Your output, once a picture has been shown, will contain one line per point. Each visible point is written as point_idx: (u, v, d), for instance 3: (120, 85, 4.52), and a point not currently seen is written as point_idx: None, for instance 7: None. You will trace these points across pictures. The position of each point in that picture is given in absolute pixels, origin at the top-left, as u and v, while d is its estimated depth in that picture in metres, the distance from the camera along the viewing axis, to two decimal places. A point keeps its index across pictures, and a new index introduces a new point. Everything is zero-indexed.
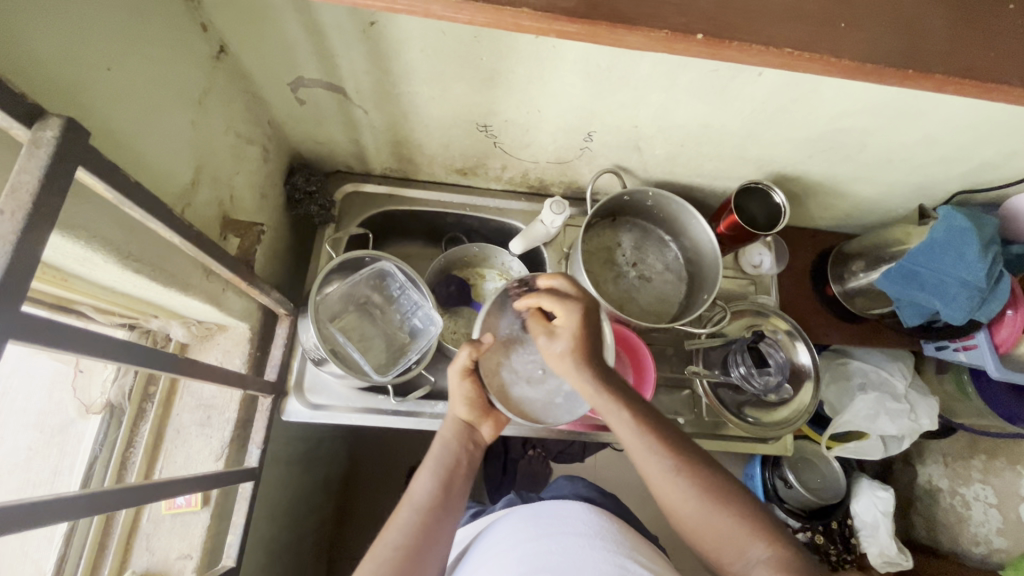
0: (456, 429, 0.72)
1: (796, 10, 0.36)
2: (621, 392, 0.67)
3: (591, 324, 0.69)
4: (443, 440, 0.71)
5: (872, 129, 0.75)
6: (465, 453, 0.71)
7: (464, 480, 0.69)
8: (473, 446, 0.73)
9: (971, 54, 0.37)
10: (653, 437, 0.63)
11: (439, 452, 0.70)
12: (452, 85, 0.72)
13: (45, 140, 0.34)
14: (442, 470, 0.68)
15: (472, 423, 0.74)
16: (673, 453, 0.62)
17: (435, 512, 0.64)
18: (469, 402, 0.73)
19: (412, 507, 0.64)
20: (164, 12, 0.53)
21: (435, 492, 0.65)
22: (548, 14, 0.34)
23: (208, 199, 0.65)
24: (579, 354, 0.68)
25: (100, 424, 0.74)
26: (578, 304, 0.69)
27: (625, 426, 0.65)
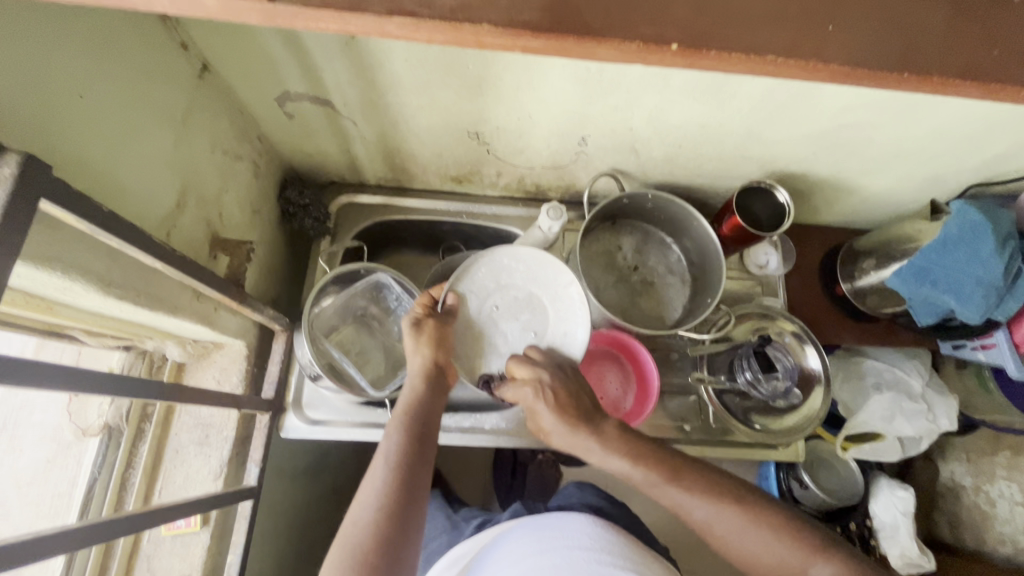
0: (419, 373, 0.68)
1: (780, 14, 0.33)
2: (636, 442, 0.64)
3: (560, 392, 0.66)
4: (411, 388, 0.67)
5: (878, 124, 0.72)
6: (431, 397, 0.67)
7: (434, 427, 0.64)
8: (441, 388, 0.69)
9: (973, 52, 0.34)
10: (677, 482, 0.61)
11: (407, 404, 0.65)
12: (440, 94, 0.70)
13: (3, 176, 0.33)
14: (408, 420, 0.63)
15: (443, 367, 0.70)
16: (702, 494, 0.61)
17: (406, 466, 0.59)
18: (434, 341, 0.70)
19: (383, 464, 0.59)
20: (138, 32, 0.52)
21: (407, 446, 0.61)
22: (511, 29, 0.32)
23: (195, 219, 0.64)
24: (564, 427, 0.64)
25: (98, 446, 0.74)
26: (529, 384, 0.67)
27: (645, 482, 0.63)
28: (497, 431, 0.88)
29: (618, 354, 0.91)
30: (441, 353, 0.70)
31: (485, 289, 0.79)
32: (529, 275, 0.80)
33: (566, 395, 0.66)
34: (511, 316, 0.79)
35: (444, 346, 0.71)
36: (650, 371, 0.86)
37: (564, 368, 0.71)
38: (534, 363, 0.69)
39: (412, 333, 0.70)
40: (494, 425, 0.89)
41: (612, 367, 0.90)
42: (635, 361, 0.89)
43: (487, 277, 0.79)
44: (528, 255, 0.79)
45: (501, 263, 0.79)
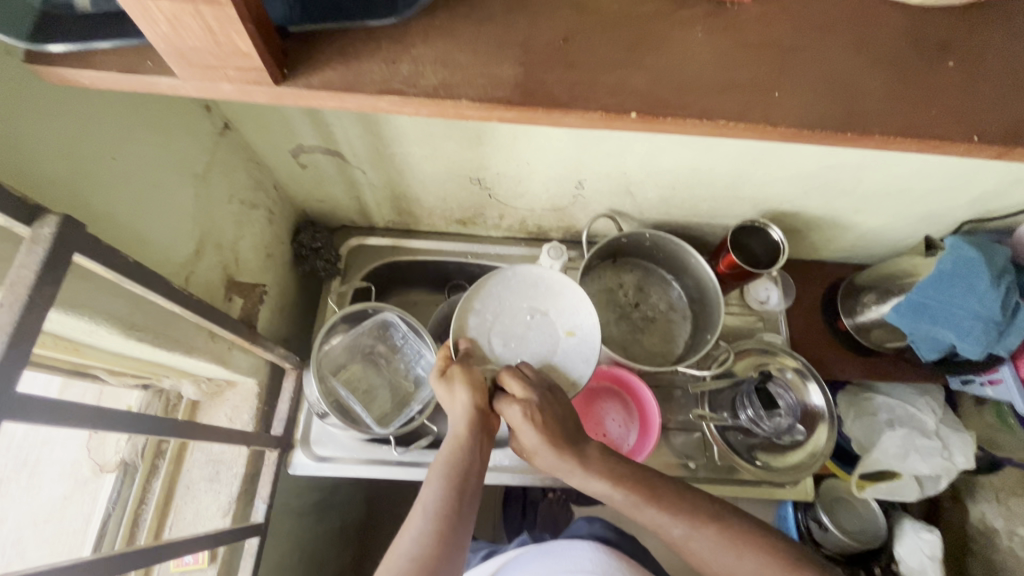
0: (472, 420, 0.66)
1: (730, 82, 0.37)
2: (662, 491, 0.63)
3: (547, 417, 0.65)
4: (456, 436, 0.66)
5: (864, 165, 0.74)
6: (478, 448, 0.66)
7: (475, 480, 0.64)
8: (487, 436, 0.68)
9: (914, 112, 0.37)
10: (712, 527, 0.60)
11: (450, 454, 0.64)
12: (442, 145, 0.75)
13: (43, 236, 0.37)
14: (450, 473, 0.62)
15: (488, 413, 0.68)
16: (734, 542, 0.59)
17: (447, 524, 0.58)
18: (473, 386, 0.67)
19: (421, 517, 0.58)
20: (166, 99, 0.57)
21: (446, 499, 0.60)
22: (486, 102, 0.36)
23: (212, 265, 0.69)
24: (549, 451, 0.65)
25: (114, 482, 0.77)
26: (518, 402, 0.66)
27: (624, 502, 0.63)
28: (500, 468, 0.88)
29: (614, 386, 0.92)
30: (480, 396, 0.67)
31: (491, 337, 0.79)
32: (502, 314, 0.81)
33: (552, 421, 0.65)
34: (516, 323, 0.81)
35: (481, 390, 0.68)
36: (647, 399, 0.88)
37: (551, 387, 0.70)
38: (526, 381, 0.68)
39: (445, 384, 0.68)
40: (497, 462, 0.89)
41: (614, 403, 0.91)
42: (630, 390, 0.91)
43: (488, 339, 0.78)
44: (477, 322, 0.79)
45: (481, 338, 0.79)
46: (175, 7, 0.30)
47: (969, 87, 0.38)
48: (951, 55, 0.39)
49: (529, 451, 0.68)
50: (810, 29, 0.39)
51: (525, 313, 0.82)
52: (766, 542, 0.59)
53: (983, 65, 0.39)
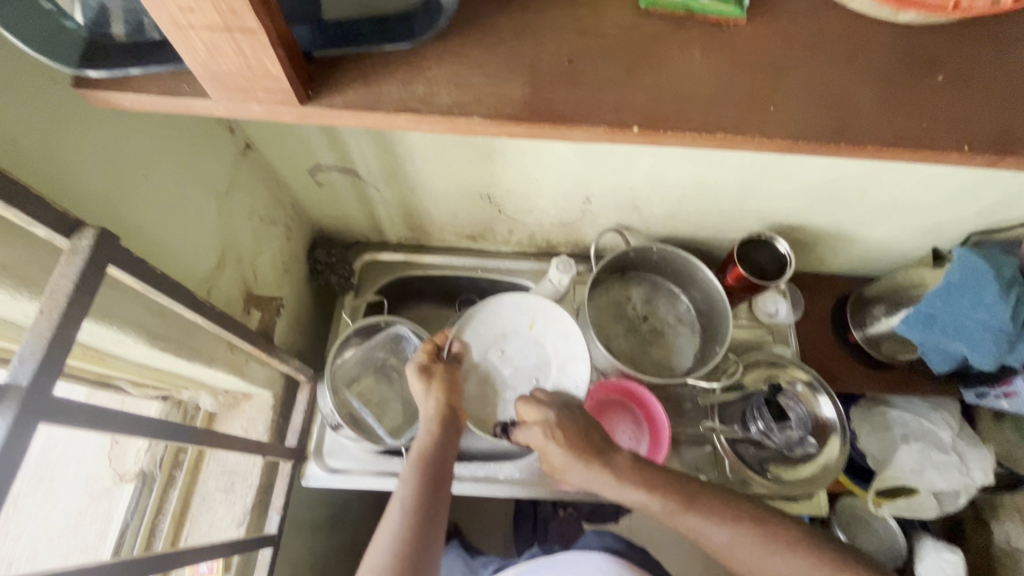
0: (435, 413, 0.70)
1: (725, 98, 0.39)
2: (651, 475, 0.64)
3: (565, 430, 0.68)
4: (426, 432, 0.69)
5: (868, 178, 0.75)
6: (447, 443, 0.68)
7: (447, 470, 0.66)
8: (455, 430, 0.71)
9: (903, 124, 0.39)
10: (694, 508, 0.62)
11: (422, 448, 0.67)
12: (453, 162, 0.77)
13: (81, 247, 0.40)
14: (424, 464, 0.65)
15: (455, 410, 0.72)
16: (718, 517, 0.61)
17: (425, 512, 0.60)
18: (444, 384, 0.73)
19: (398, 507, 0.60)
20: (195, 122, 0.60)
21: (421, 488, 0.62)
22: (496, 119, 0.38)
23: (232, 279, 0.71)
24: (578, 463, 0.65)
25: (133, 492, 0.78)
26: (535, 423, 0.70)
27: (663, 512, 0.63)
28: (511, 481, 0.89)
29: (621, 399, 0.92)
30: (451, 395, 0.73)
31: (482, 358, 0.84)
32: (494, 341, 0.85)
33: (569, 433, 0.67)
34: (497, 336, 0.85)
35: (452, 390, 0.74)
36: (654, 407, 0.89)
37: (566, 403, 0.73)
38: (540, 403, 0.72)
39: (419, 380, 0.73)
40: (508, 475, 0.90)
41: (625, 416, 0.91)
42: (637, 401, 0.92)
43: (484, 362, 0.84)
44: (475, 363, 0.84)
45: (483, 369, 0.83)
46: (213, 34, 0.32)
47: (959, 99, 0.40)
48: (940, 71, 0.41)
49: (563, 474, 0.69)
50: (804, 47, 0.41)
51: (498, 334, 0.85)
52: (776, 553, 0.59)
53: (971, 79, 0.41)
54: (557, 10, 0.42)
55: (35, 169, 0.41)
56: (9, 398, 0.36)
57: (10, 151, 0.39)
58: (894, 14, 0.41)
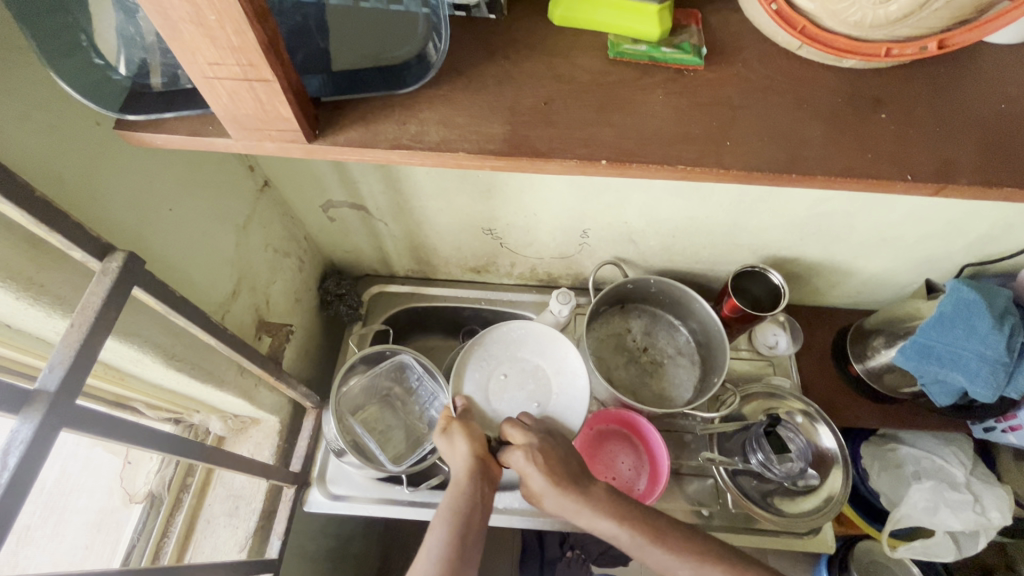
0: (467, 463, 0.69)
1: (687, 135, 0.43)
2: (622, 504, 0.65)
3: (551, 459, 0.68)
4: (456, 485, 0.67)
5: (854, 213, 0.78)
6: (479, 495, 0.66)
7: (478, 528, 0.63)
8: (489, 483, 0.69)
9: (854, 158, 0.43)
10: (660, 543, 0.62)
11: (454, 503, 0.65)
12: (455, 199, 0.82)
13: (111, 268, 0.44)
14: (455, 520, 0.63)
15: (488, 460, 0.70)
16: (682, 553, 0.61)
17: (452, 572, 0.58)
18: (471, 434, 0.72)
19: (425, 569, 0.58)
20: (219, 163, 0.66)
21: (449, 547, 0.60)
22: (479, 153, 0.43)
23: (245, 306, 0.76)
24: (555, 491, 0.66)
25: (140, 513, 0.80)
26: (521, 448, 0.70)
27: (631, 543, 0.63)
28: (510, 511, 0.89)
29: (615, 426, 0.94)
30: (477, 445, 0.71)
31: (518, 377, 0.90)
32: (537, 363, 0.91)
33: (553, 460, 0.68)
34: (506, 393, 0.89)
35: (479, 440, 0.73)
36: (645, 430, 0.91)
37: (550, 432, 0.75)
38: (526, 429, 0.73)
39: (444, 434, 0.74)
40: (507, 505, 0.90)
41: (624, 446, 0.92)
42: (630, 425, 0.93)
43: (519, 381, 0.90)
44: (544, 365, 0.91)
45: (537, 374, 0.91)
46: (233, 84, 0.38)
47: (901, 137, 0.44)
48: (884, 109, 0.45)
49: (541, 499, 0.69)
50: (757, 91, 0.45)
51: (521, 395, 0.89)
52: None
53: (914, 118, 0.45)
54: (537, 61, 0.47)
55: (78, 198, 0.46)
56: (38, 403, 0.40)
57: (55, 184, 0.44)
58: (837, 60, 0.45)
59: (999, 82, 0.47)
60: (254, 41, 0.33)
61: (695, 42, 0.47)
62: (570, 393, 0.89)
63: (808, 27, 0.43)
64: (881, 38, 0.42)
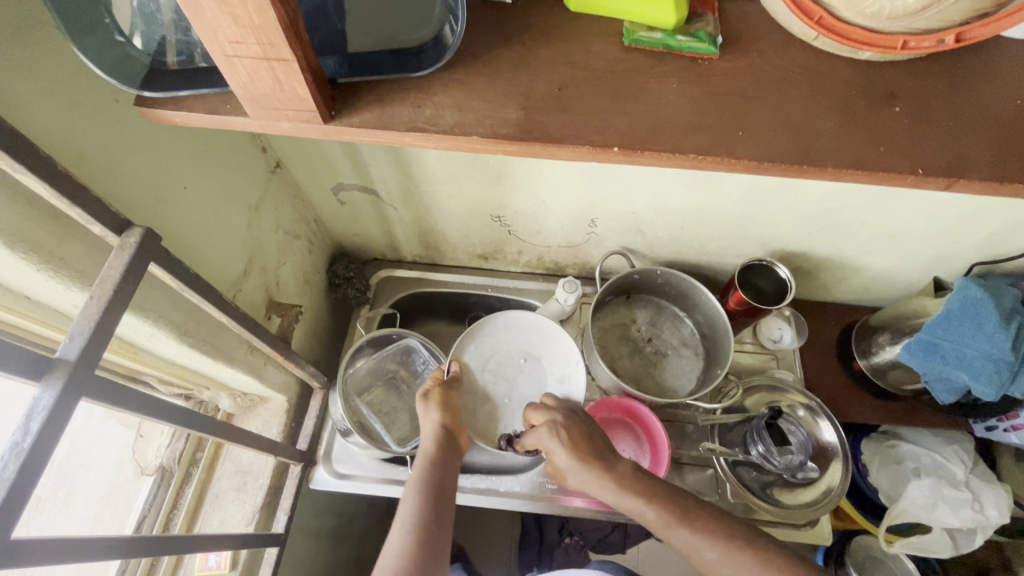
0: (432, 432, 0.73)
1: (699, 124, 0.43)
2: (622, 488, 0.66)
3: (576, 434, 0.71)
4: (424, 454, 0.71)
5: (865, 208, 0.78)
6: (444, 459, 0.70)
7: (449, 491, 0.66)
8: (452, 452, 0.72)
9: (868, 151, 0.43)
10: (687, 523, 0.62)
11: (422, 469, 0.68)
12: (465, 185, 0.83)
13: (128, 243, 0.45)
14: (424, 483, 0.66)
15: (449, 430, 0.75)
16: (711, 535, 0.61)
17: (426, 529, 0.60)
18: (439, 407, 0.77)
19: (400, 530, 0.60)
20: (233, 142, 0.67)
21: (421, 508, 0.62)
22: (492, 138, 0.43)
23: (256, 286, 0.77)
24: (579, 463, 0.68)
25: (151, 485, 0.81)
26: (543, 425, 0.73)
27: (657, 522, 0.64)
28: (511, 494, 0.90)
29: (616, 416, 0.94)
30: (447, 415, 0.76)
31: (484, 355, 0.93)
32: (494, 348, 0.93)
33: (579, 435, 0.71)
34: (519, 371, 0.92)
35: (450, 411, 0.77)
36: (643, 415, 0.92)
37: (574, 409, 0.78)
38: (549, 408, 0.77)
39: (422, 403, 0.78)
40: (509, 489, 0.91)
41: (625, 434, 0.93)
42: (629, 414, 0.94)
43: (491, 361, 0.93)
44: (484, 346, 0.93)
45: (493, 353, 0.93)
46: (252, 62, 0.38)
47: (913, 131, 0.44)
48: (897, 102, 0.45)
49: (569, 479, 0.71)
50: (771, 81, 0.45)
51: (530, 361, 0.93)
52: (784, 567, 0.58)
53: (928, 112, 0.45)
54: (551, 46, 0.47)
55: (98, 172, 0.47)
56: (59, 370, 0.41)
57: (74, 159, 0.45)
58: (853, 52, 0.45)
59: (1017, 78, 0.47)
60: (275, 20, 0.34)
61: (711, 31, 0.47)
62: (503, 321, 0.94)
63: (825, 17, 0.43)
64: (898, 30, 0.42)
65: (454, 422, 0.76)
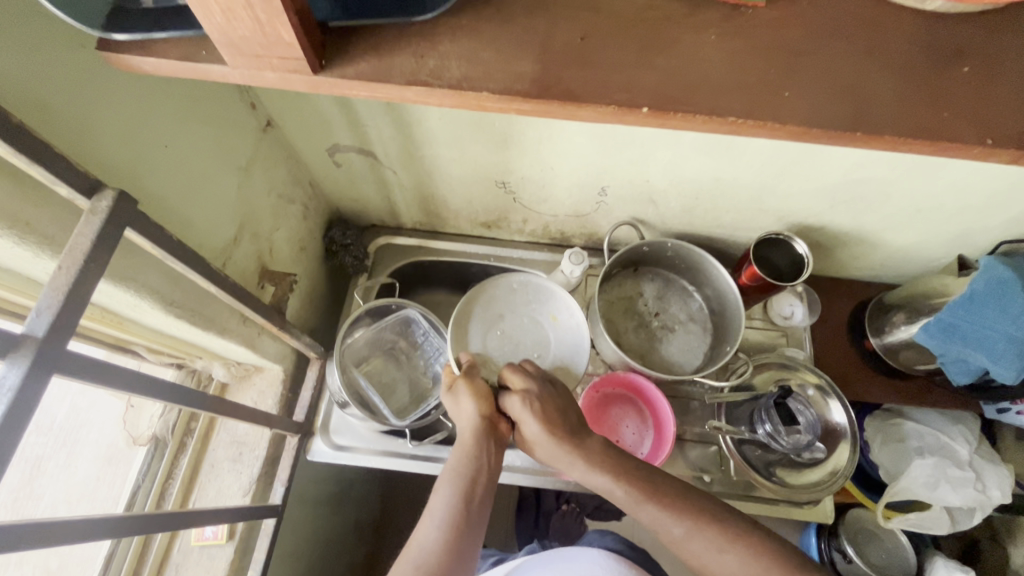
0: (472, 423, 0.69)
1: (738, 83, 0.38)
2: (626, 468, 0.64)
3: (548, 408, 0.68)
4: (461, 447, 0.67)
5: (893, 180, 0.73)
6: (484, 455, 0.67)
7: (482, 491, 0.64)
8: (493, 444, 0.69)
9: (925, 118, 0.38)
10: (697, 522, 0.58)
11: (460, 463, 0.65)
12: (469, 148, 0.77)
13: (101, 208, 0.41)
14: (461, 483, 0.63)
15: (492, 421, 0.70)
16: (726, 539, 0.57)
17: (458, 529, 0.59)
18: (479, 395, 0.70)
19: (432, 527, 0.60)
20: (218, 96, 0.62)
21: (454, 508, 0.61)
22: (504, 96, 0.39)
23: (248, 253, 0.73)
24: (548, 440, 0.66)
25: (145, 454, 0.80)
26: (519, 393, 0.69)
27: (626, 500, 0.62)
28: (512, 468, 0.89)
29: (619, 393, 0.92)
30: (486, 405, 0.70)
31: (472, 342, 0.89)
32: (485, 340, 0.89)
33: (551, 410, 0.68)
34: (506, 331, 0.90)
35: (487, 398, 0.71)
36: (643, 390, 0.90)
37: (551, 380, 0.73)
38: (527, 373, 0.72)
39: (453, 392, 0.71)
40: (509, 462, 0.90)
41: (628, 410, 0.91)
42: (632, 389, 0.92)
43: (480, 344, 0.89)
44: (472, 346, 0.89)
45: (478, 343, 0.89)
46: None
47: (978, 94, 0.39)
48: (966, 60, 0.40)
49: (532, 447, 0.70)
50: (823, 33, 0.40)
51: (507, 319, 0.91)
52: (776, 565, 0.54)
53: (994, 74, 0.40)
54: None
55: (64, 127, 0.42)
56: (26, 347, 0.37)
57: (34, 111, 0.40)
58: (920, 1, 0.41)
59: None
60: None
61: None
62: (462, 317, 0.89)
63: None
64: None
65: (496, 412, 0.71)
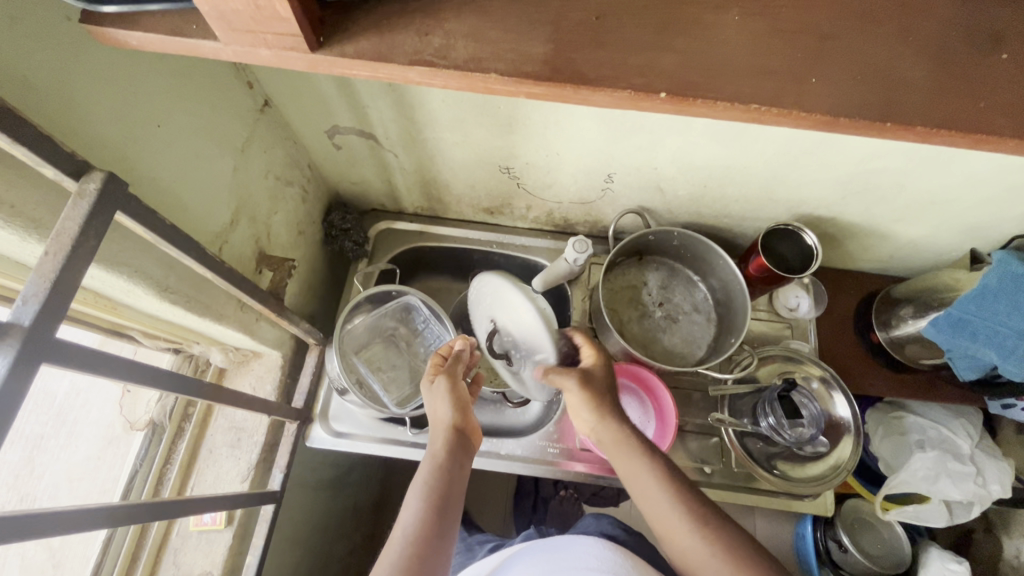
0: (443, 433, 0.65)
1: (760, 67, 0.36)
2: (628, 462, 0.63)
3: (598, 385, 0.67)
4: (433, 457, 0.63)
5: (908, 171, 0.71)
6: (456, 464, 0.62)
7: (455, 501, 0.60)
8: (465, 457, 0.65)
9: (956, 107, 0.37)
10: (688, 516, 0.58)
11: (429, 474, 0.61)
12: (473, 131, 0.75)
13: (88, 190, 0.39)
14: (431, 494, 0.58)
15: (463, 430, 0.66)
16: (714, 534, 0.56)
17: (427, 543, 0.54)
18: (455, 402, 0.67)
19: (399, 542, 0.54)
20: (213, 74, 0.59)
21: (423, 521, 0.56)
22: (512, 78, 0.37)
23: (245, 237, 0.71)
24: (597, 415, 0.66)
25: (143, 439, 0.79)
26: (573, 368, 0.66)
27: (648, 477, 0.62)
28: (512, 457, 0.88)
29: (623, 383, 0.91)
30: (461, 413, 0.67)
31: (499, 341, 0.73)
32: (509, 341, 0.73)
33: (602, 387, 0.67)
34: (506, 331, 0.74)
35: (462, 407, 0.68)
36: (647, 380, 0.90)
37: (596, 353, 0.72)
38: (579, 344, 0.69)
39: (432, 393, 0.69)
40: (510, 452, 0.89)
41: (631, 401, 0.90)
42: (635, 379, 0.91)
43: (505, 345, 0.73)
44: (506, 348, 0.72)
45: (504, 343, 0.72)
46: None
47: (1012, 83, 0.37)
48: (1003, 48, 0.38)
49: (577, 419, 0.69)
50: (853, 15, 0.38)
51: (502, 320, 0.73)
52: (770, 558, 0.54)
53: None
54: None
55: (48, 105, 0.41)
56: (11, 337, 0.36)
57: (18, 87, 0.38)
58: None
59: None
60: None
61: None
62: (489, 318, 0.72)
63: None
64: None
65: (468, 420, 0.68)
